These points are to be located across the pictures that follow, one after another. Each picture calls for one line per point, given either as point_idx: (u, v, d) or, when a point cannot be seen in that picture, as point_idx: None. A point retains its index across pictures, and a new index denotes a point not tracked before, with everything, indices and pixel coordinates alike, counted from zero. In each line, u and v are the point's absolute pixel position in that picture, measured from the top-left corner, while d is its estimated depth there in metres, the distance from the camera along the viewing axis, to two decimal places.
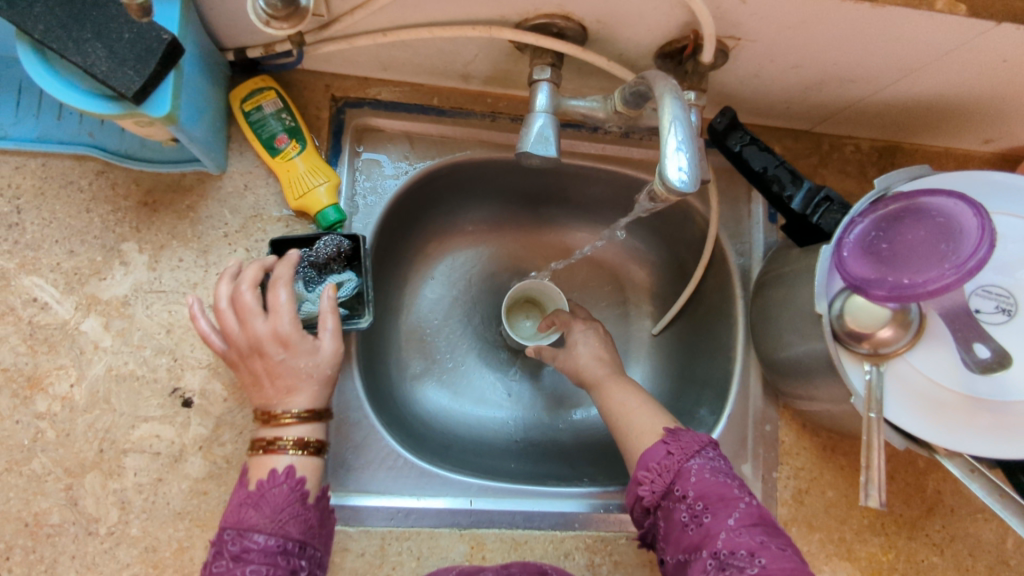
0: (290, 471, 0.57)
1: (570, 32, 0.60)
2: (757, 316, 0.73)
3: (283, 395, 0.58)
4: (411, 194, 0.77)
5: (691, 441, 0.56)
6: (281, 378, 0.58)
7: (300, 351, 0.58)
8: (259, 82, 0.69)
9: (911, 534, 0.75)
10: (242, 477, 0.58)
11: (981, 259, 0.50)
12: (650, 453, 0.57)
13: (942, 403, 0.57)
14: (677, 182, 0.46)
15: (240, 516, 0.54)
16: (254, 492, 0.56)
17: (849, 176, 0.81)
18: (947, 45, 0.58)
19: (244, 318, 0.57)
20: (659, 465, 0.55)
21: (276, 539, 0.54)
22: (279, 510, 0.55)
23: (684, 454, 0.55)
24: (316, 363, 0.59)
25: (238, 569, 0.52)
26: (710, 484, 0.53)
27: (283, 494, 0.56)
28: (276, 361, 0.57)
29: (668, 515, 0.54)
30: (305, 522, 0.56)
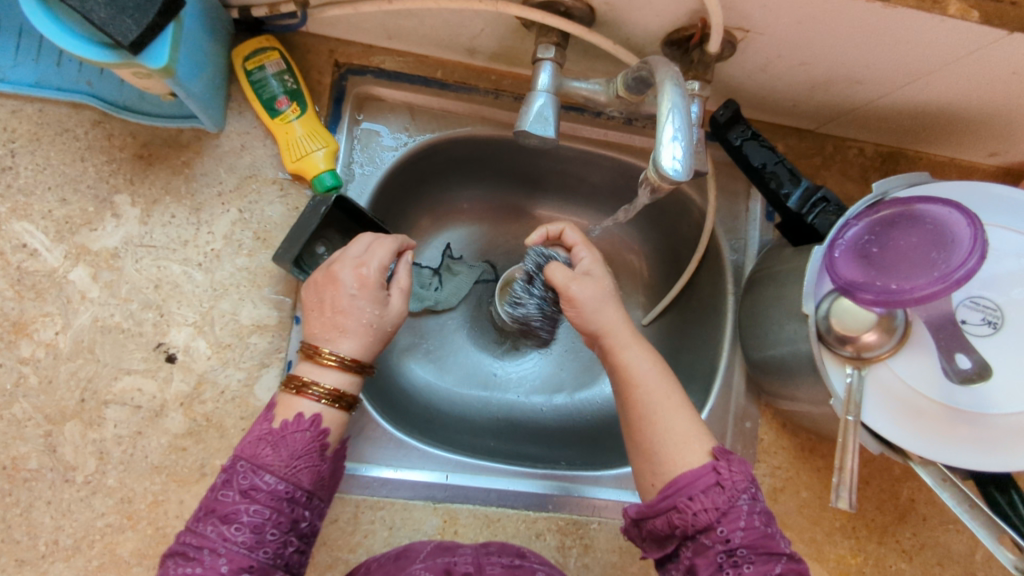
0: (316, 420, 0.56)
1: (577, 12, 0.59)
2: (746, 313, 0.73)
3: (331, 334, 0.58)
4: (409, 167, 0.77)
5: (741, 473, 0.52)
6: (343, 313, 0.58)
7: (372, 295, 0.59)
8: (263, 41, 0.68)
9: (881, 539, 0.76)
10: (267, 412, 0.57)
11: (970, 270, 0.50)
12: (695, 478, 0.52)
13: (920, 411, 0.57)
14: (669, 171, 0.46)
15: (256, 451, 0.54)
16: (275, 431, 0.55)
17: (850, 180, 0.80)
18: (957, 51, 0.57)
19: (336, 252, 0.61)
20: (707, 499, 0.51)
21: (286, 484, 0.53)
22: (295, 457, 0.54)
23: (735, 489, 0.51)
24: (380, 316, 0.60)
25: (243, 504, 0.51)
26: (757, 534, 0.50)
27: (303, 441, 0.55)
28: (344, 295, 0.58)
29: (698, 548, 0.51)
30: (317, 474, 0.55)
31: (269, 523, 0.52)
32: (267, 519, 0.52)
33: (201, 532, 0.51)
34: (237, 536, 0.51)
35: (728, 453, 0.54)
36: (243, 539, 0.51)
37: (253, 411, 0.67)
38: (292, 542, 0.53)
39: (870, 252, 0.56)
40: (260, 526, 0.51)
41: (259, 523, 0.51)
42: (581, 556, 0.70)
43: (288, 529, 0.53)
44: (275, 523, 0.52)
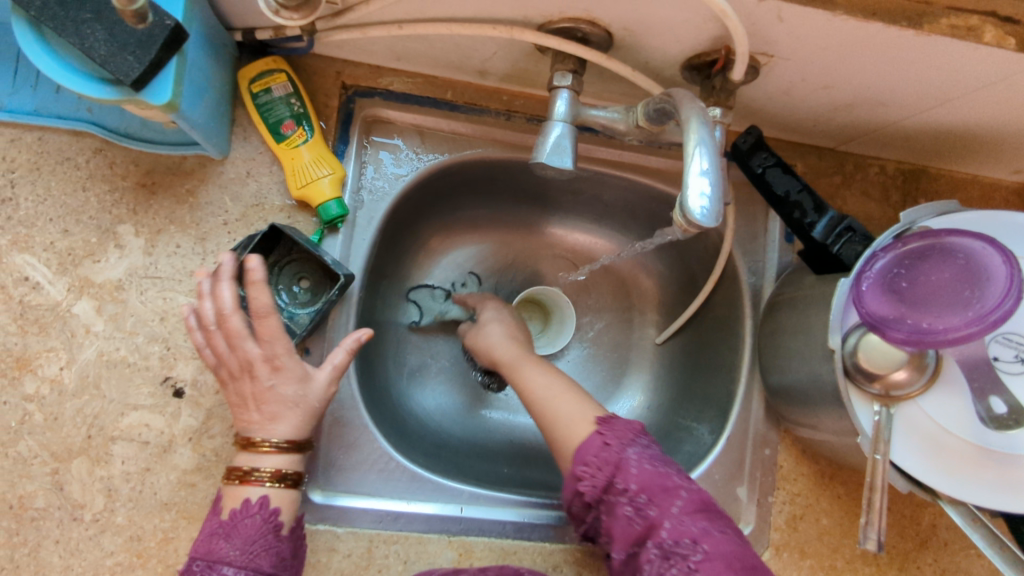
0: (263, 502, 0.54)
1: (594, 37, 0.57)
2: (766, 338, 0.71)
3: (266, 421, 0.56)
4: (419, 190, 0.75)
5: (624, 430, 0.55)
6: (268, 404, 0.56)
7: (291, 375, 0.56)
8: (271, 63, 0.66)
9: (902, 566, 0.75)
10: (215, 505, 0.56)
11: (1007, 312, 0.49)
12: (586, 447, 0.54)
13: (951, 451, 0.55)
14: (697, 213, 0.43)
15: (211, 547, 0.52)
16: (226, 522, 0.54)
17: (871, 199, 0.78)
18: (990, 77, 0.55)
19: (234, 342, 0.55)
20: (597, 459, 0.53)
21: (246, 571, 0.52)
22: (250, 542, 0.53)
23: (620, 443, 0.54)
24: (305, 393, 0.57)
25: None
26: (650, 475, 0.52)
27: (255, 525, 0.54)
28: (264, 387, 0.56)
29: (609, 509, 0.53)
30: (277, 554, 0.54)
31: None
32: None
33: None
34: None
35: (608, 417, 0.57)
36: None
37: None
38: None
39: (899, 287, 0.54)
40: None
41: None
42: None
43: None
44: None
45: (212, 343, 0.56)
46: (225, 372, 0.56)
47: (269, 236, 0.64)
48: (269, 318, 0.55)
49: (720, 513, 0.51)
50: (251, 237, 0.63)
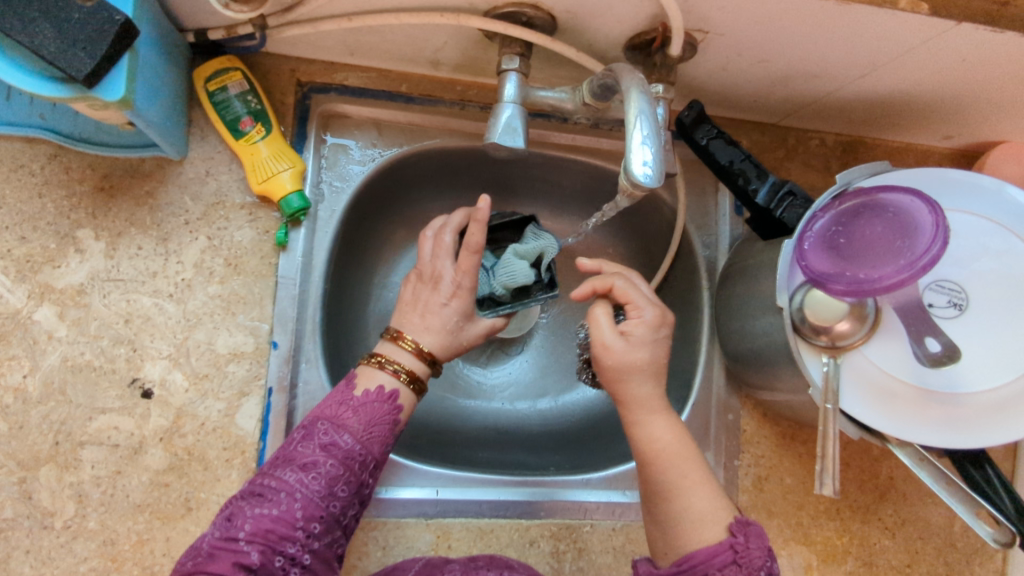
0: (393, 394, 0.56)
1: (539, 21, 0.59)
2: (722, 306, 0.74)
3: (421, 327, 0.60)
4: (380, 182, 0.76)
5: (760, 549, 0.50)
6: (429, 313, 0.60)
7: (462, 305, 0.61)
8: (226, 62, 0.67)
9: (864, 518, 0.79)
10: (347, 378, 0.57)
11: (935, 256, 0.52)
12: (711, 554, 0.50)
13: (896, 395, 0.58)
14: (641, 177, 0.46)
15: (337, 412, 0.54)
16: (355, 397, 0.55)
17: (813, 170, 0.83)
18: (908, 43, 0.59)
19: (438, 253, 0.63)
20: (721, 574, 0.49)
21: (361, 448, 0.53)
22: (371, 424, 0.54)
23: (751, 564, 0.50)
24: (461, 329, 0.61)
25: (323, 456, 0.51)
26: None
27: (379, 411, 0.55)
28: (437, 304, 0.61)
29: None
30: (386, 446, 0.56)
31: (342, 480, 0.52)
32: (340, 477, 0.52)
33: (279, 476, 0.50)
34: (313, 485, 0.50)
35: (745, 524, 0.52)
36: (318, 489, 0.50)
37: (235, 440, 0.66)
38: (353, 505, 0.53)
39: (837, 243, 0.58)
40: (334, 482, 0.51)
41: (333, 477, 0.51)
42: (575, 560, 0.72)
43: (354, 491, 0.53)
44: (347, 481, 0.52)
45: (420, 246, 0.64)
46: (415, 273, 0.63)
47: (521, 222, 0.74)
48: (469, 257, 0.60)
49: None
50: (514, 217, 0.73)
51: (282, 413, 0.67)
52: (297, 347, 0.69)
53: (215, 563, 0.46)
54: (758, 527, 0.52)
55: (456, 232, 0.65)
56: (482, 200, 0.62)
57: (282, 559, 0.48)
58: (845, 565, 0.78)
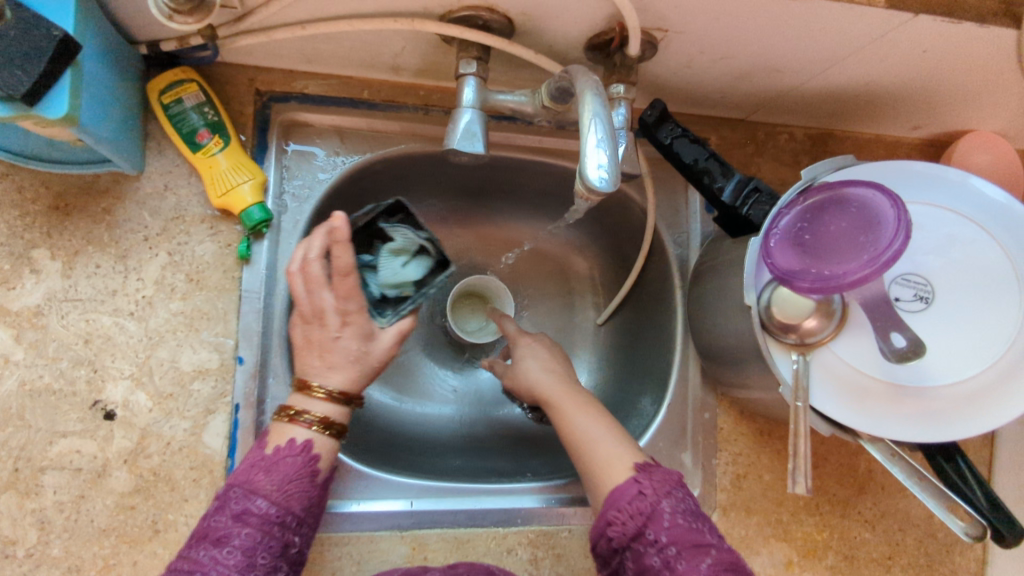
0: (307, 446, 0.55)
1: (496, 24, 0.58)
2: (694, 306, 0.74)
3: (325, 369, 0.56)
4: (346, 191, 0.75)
5: (664, 481, 0.54)
6: (327, 350, 0.55)
7: (358, 330, 0.56)
8: (179, 73, 0.65)
9: (843, 512, 0.79)
10: (261, 437, 0.57)
11: (897, 251, 0.52)
12: (620, 492, 0.54)
13: (866, 392, 0.58)
14: (597, 181, 0.45)
15: (249, 477, 0.53)
16: (267, 456, 0.54)
17: (783, 165, 0.83)
18: (868, 36, 0.59)
19: (313, 288, 0.54)
20: (630, 507, 0.53)
21: (278, 509, 0.53)
22: (287, 481, 0.54)
23: (656, 493, 0.53)
24: (365, 351, 0.56)
25: (235, 526, 0.51)
26: (683, 531, 0.51)
27: (294, 466, 0.54)
28: (330, 337, 0.55)
29: (635, 558, 0.52)
30: (309, 499, 0.55)
31: (261, 547, 0.51)
32: (258, 542, 0.51)
33: (193, 556, 0.49)
34: (229, 558, 0.49)
35: (651, 465, 0.56)
36: (235, 560, 0.50)
37: (203, 459, 0.65)
38: (281, 568, 0.53)
39: (803, 240, 0.58)
40: (252, 549, 0.50)
41: (251, 546, 0.51)
42: (554, 566, 0.71)
43: (279, 553, 0.52)
44: (267, 546, 0.51)
45: (291, 283, 0.55)
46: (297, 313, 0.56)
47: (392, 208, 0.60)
48: (345, 280, 0.53)
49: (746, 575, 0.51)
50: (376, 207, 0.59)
51: (250, 430, 0.66)
52: (264, 363, 0.68)
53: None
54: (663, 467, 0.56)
55: (324, 258, 0.55)
56: (337, 215, 0.52)
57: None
58: (826, 560, 0.77)
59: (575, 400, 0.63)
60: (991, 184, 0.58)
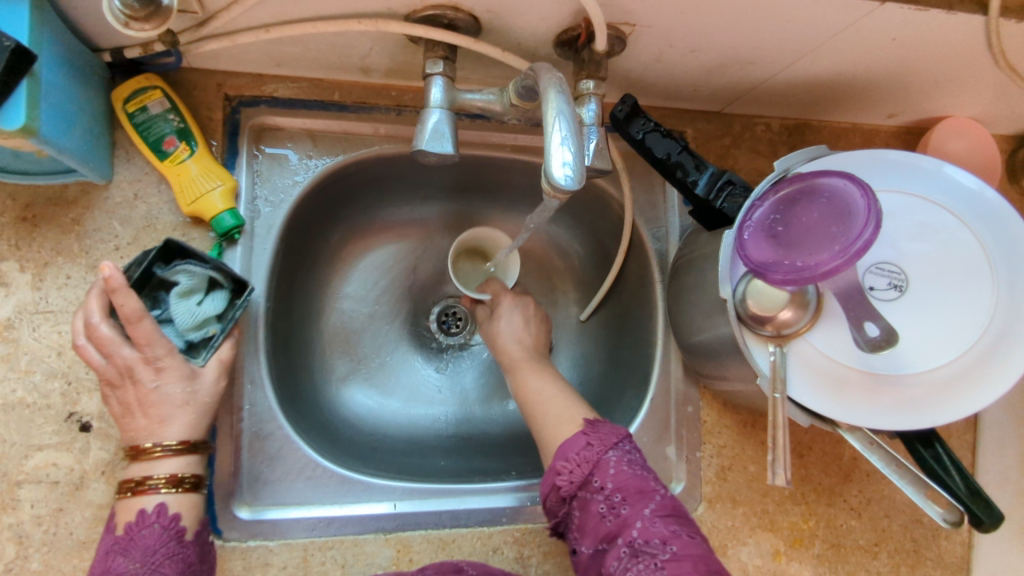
0: (161, 510, 0.56)
1: (461, 22, 0.58)
2: (674, 299, 0.74)
3: (155, 425, 0.57)
4: (320, 194, 0.74)
5: (609, 433, 0.58)
6: (174, 404, 0.58)
7: (177, 373, 0.58)
8: (145, 80, 0.64)
9: (829, 501, 0.79)
10: (115, 518, 0.57)
11: (867, 241, 0.51)
12: (569, 445, 0.57)
13: (844, 382, 0.58)
14: (562, 180, 0.45)
15: (111, 563, 0.54)
16: (121, 537, 0.55)
17: (760, 156, 0.82)
18: (836, 25, 0.58)
19: (108, 350, 0.56)
20: (578, 456, 0.56)
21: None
22: (150, 552, 0.55)
23: (602, 445, 0.57)
24: (192, 393, 0.59)
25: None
26: (627, 477, 0.55)
27: (155, 534, 0.56)
28: (149, 390, 0.57)
29: (583, 505, 0.55)
30: (183, 559, 0.56)
31: None
32: None
33: None
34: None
35: (597, 422, 0.60)
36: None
37: None
38: None
39: (777, 232, 0.57)
40: None
41: None
42: (541, 564, 0.71)
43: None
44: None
45: (85, 357, 0.57)
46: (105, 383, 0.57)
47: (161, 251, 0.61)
48: (141, 326, 0.56)
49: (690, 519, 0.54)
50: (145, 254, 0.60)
51: None
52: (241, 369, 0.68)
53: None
54: (607, 424, 0.60)
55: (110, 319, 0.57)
56: (104, 269, 0.55)
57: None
58: (813, 549, 0.78)
59: (533, 366, 0.70)
60: (966, 172, 0.58)
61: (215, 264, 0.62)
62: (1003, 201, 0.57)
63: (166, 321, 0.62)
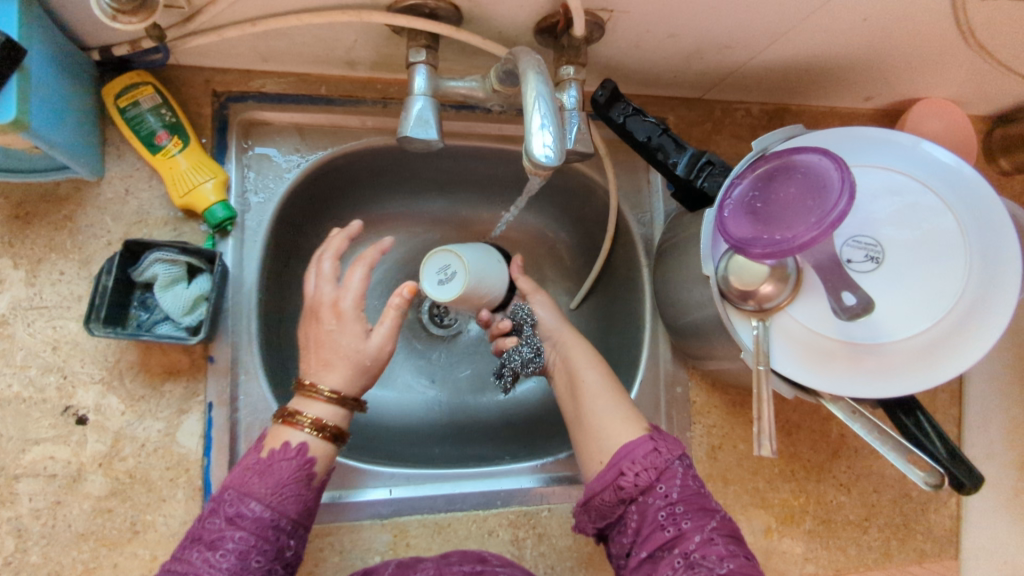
0: (302, 448, 0.57)
1: (442, 12, 0.59)
2: (661, 282, 0.75)
3: (319, 368, 0.60)
4: (309, 187, 0.75)
5: (675, 445, 0.59)
6: (329, 348, 0.60)
7: (349, 328, 0.60)
8: (134, 77, 0.65)
9: (819, 477, 0.80)
10: (256, 442, 0.59)
11: (842, 212, 0.52)
12: (636, 448, 0.59)
13: (824, 352, 0.59)
14: (541, 158, 0.46)
15: (243, 479, 0.55)
16: (262, 460, 0.56)
17: (741, 141, 0.84)
18: (808, 6, 0.60)
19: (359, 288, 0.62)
20: (646, 461, 0.57)
21: (272, 512, 0.54)
22: (282, 485, 0.55)
23: (669, 454, 0.58)
24: (358, 349, 0.60)
25: (229, 532, 0.52)
26: (692, 492, 0.56)
27: (289, 469, 0.56)
28: (326, 331, 0.61)
29: (641, 510, 0.56)
30: (303, 503, 0.56)
31: (254, 550, 0.52)
32: (252, 546, 0.52)
33: (186, 557, 0.51)
34: (222, 562, 0.51)
35: (660, 432, 0.61)
36: (228, 565, 0.51)
37: (178, 459, 0.65)
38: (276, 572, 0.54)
39: (755, 208, 0.59)
40: (245, 553, 0.52)
41: (243, 550, 0.52)
42: (536, 545, 0.72)
43: (273, 556, 0.53)
44: (260, 550, 0.53)
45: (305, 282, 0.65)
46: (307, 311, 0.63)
47: (127, 253, 0.62)
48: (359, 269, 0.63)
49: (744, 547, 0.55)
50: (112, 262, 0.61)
51: (225, 428, 0.66)
52: (236, 360, 0.69)
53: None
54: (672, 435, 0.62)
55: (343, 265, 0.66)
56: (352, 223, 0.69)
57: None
58: (804, 525, 0.79)
59: None
60: (941, 148, 0.60)
61: (181, 245, 0.63)
62: (976, 174, 0.58)
63: (160, 320, 0.63)
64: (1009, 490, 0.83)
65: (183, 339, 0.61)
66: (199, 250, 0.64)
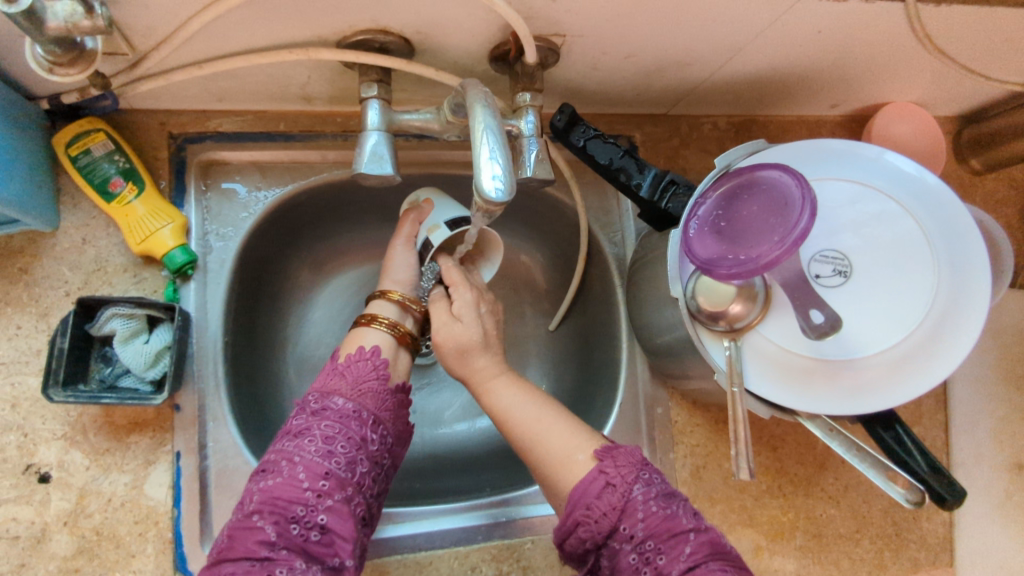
0: (375, 348, 0.61)
1: (393, 46, 0.59)
2: (633, 302, 0.74)
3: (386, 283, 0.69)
4: (274, 225, 0.74)
5: (628, 465, 0.53)
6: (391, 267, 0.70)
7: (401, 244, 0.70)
8: (84, 124, 0.64)
9: (807, 491, 0.79)
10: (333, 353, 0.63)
11: (805, 230, 0.51)
12: (586, 487, 0.52)
13: (797, 369, 0.58)
14: (491, 193, 0.45)
15: (325, 381, 0.59)
16: (341, 362, 0.60)
17: (709, 154, 0.84)
18: (763, 21, 0.59)
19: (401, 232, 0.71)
20: (598, 503, 0.51)
21: (354, 404, 0.58)
22: (361, 380, 0.59)
23: (625, 482, 0.52)
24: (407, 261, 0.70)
25: (315, 421, 0.55)
26: (659, 518, 0.50)
27: (368, 366, 0.60)
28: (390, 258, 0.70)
29: (612, 554, 0.51)
30: (383, 399, 0.60)
31: (339, 435, 0.55)
32: (338, 432, 0.55)
33: (278, 448, 0.54)
34: (310, 446, 0.54)
35: (615, 448, 0.55)
36: (315, 450, 0.54)
37: (146, 512, 0.63)
38: (361, 461, 0.56)
39: (720, 227, 0.57)
40: (331, 438, 0.55)
41: (330, 435, 0.55)
42: None
43: (356, 445, 0.56)
44: (344, 436, 0.55)
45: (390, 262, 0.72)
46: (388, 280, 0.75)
47: (81, 311, 0.60)
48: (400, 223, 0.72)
49: (732, 556, 0.49)
50: (66, 321, 0.60)
51: (194, 477, 0.65)
52: (202, 407, 0.67)
53: (236, 546, 0.49)
54: (626, 447, 0.55)
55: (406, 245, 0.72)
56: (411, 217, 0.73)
57: (297, 526, 0.50)
58: (794, 542, 0.77)
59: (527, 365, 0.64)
60: (904, 158, 0.59)
61: (136, 300, 0.61)
62: (939, 183, 0.57)
63: (122, 375, 0.62)
64: (1002, 493, 0.82)
65: (146, 400, 0.60)
66: (155, 302, 0.62)
